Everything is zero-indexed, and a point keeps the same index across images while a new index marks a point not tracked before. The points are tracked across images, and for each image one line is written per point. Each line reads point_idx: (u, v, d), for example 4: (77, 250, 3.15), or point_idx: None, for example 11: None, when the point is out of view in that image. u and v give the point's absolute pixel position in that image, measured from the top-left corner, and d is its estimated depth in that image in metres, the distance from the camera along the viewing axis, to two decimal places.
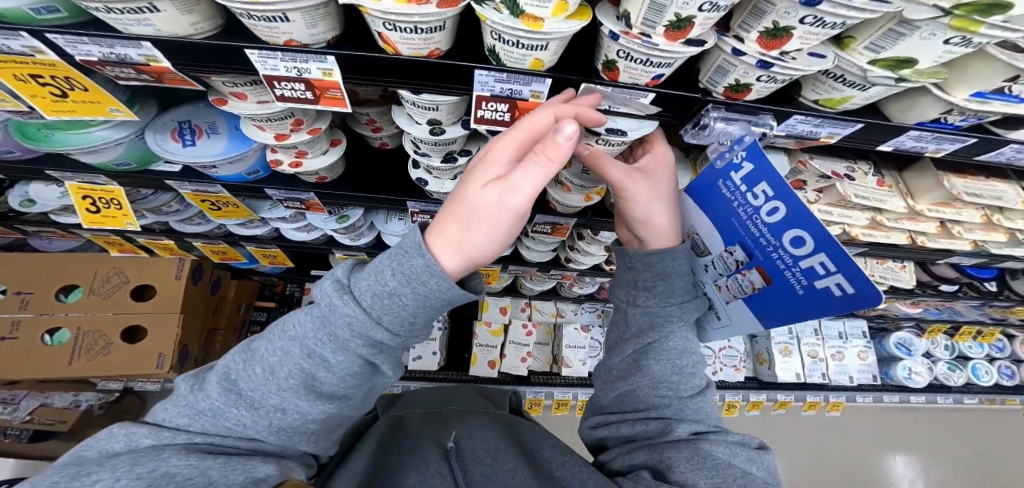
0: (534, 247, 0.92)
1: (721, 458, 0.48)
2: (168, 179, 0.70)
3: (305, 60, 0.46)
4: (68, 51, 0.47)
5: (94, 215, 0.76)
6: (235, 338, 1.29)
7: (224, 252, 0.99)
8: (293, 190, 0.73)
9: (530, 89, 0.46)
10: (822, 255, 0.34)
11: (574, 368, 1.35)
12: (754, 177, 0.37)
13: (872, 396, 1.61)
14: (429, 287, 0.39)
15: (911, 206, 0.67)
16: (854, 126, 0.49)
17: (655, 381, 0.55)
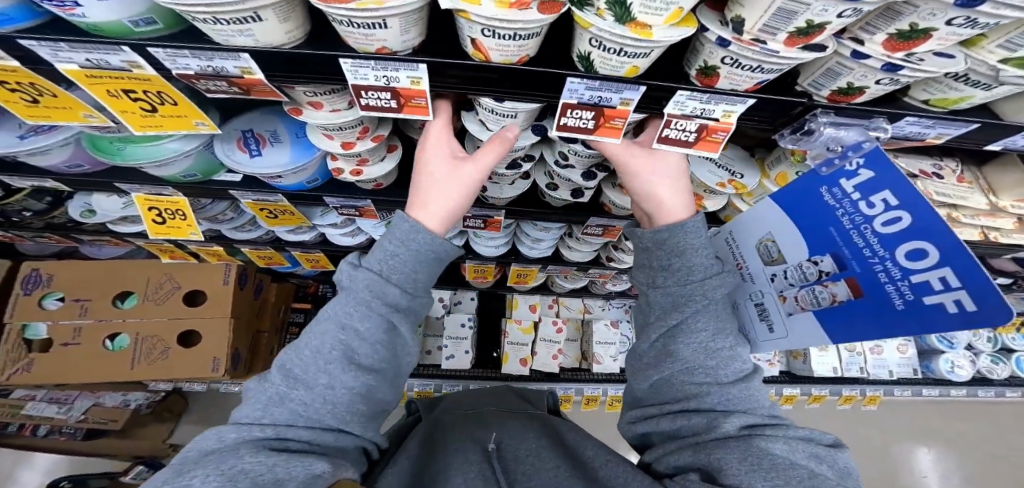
0: (576, 246, 1.03)
1: (781, 457, 0.44)
2: (232, 189, 0.72)
3: (395, 69, 0.47)
4: (166, 65, 0.48)
5: (160, 226, 0.79)
6: (276, 341, 1.35)
7: (270, 257, 1.06)
8: (350, 196, 0.75)
9: (621, 96, 0.49)
10: (945, 270, 0.37)
11: (605, 363, 1.42)
12: (873, 186, 0.41)
13: (910, 389, 1.66)
14: (418, 241, 0.56)
15: (994, 202, 0.75)
16: (969, 125, 0.54)
17: (690, 365, 0.55)
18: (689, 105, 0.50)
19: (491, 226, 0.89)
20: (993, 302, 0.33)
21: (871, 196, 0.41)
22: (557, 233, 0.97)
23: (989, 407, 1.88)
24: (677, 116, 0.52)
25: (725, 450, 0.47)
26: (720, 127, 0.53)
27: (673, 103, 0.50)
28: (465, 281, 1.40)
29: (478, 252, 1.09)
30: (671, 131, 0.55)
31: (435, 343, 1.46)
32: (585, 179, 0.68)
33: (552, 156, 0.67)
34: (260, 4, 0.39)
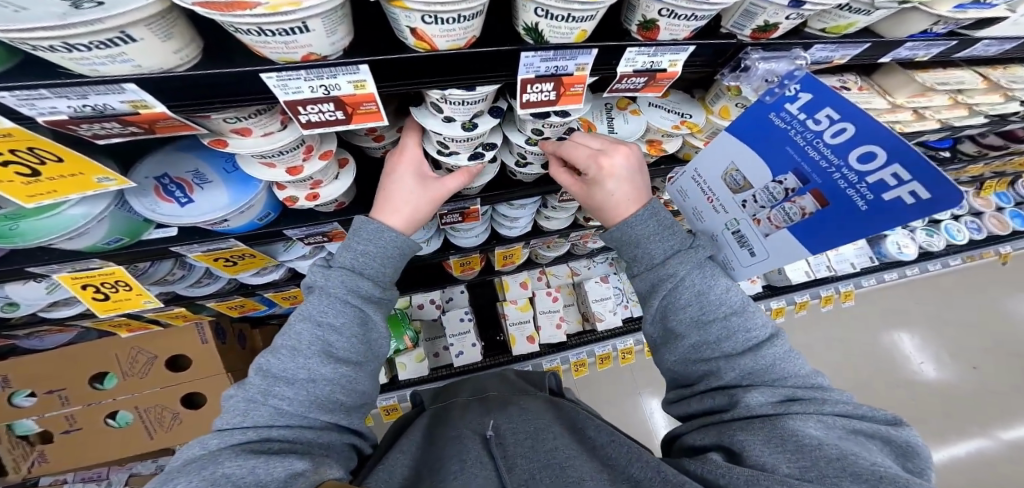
0: (554, 214, 1.03)
1: (806, 435, 0.47)
2: (175, 246, 0.64)
3: (333, 76, 0.40)
4: (23, 113, 0.36)
5: (105, 302, 0.70)
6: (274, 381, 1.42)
7: (241, 305, 0.98)
8: (314, 224, 0.70)
9: (576, 63, 0.48)
10: (896, 166, 0.39)
11: (607, 319, 1.46)
12: (815, 105, 0.43)
13: (874, 277, 1.87)
14: (387, 238, 0.62)
15: (892, 101, 0.79)
16: (863, 45, 0.58)
17: (660, 307, 0.62)
18: (639, 61, 0.50)
19: (469, 218, 0.87)
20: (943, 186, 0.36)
21: (815, 114, 0.43)
22: (534, 208, 0.97)
23: (936, 278, 2.14)
24: (631, 71, 0.52)
25: (749, 436, 0.49)
26: (667, 75, 0.54)
27: (625, 60, 0.50)
28: (453, 277, 1.38)
29: (457, 246, 1.07)
30: (623, 85, 0.54)
31: (440, 344, 1.46)
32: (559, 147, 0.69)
33: (521, 136, 0.67)
34: (127, 20, 0.30)
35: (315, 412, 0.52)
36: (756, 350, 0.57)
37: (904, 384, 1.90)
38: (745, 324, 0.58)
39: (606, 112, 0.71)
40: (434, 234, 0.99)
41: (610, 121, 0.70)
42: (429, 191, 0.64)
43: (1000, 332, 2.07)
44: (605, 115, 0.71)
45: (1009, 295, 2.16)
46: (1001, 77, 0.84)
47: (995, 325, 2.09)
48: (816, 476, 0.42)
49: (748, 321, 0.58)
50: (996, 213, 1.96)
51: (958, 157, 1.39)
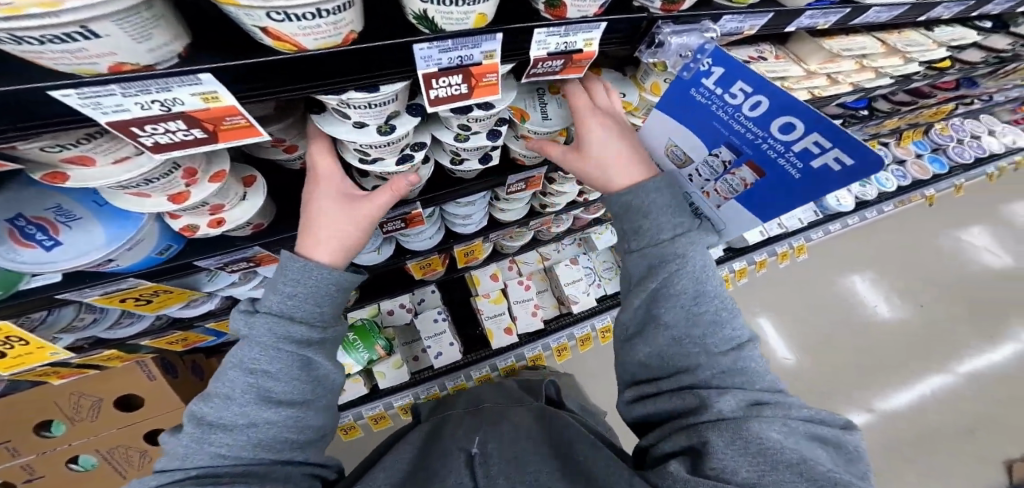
0: (508, 207, 1.01)
1: (770, 440, 0.47)
2: (63, 292, 0.59)
3: (170, 87, 0.35)
4: None
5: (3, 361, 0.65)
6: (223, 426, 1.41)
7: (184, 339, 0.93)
8: (230, 250, 0.68)
9: (481, 50, 0.44)
10: (815, 134, 0.44)
11: (581, 301, 1.47)
12: (727, 79, 0.46)
13: (819, 229, 1.90)
14: (319, 276, 0.55)
15: (807, 67, 0.77)
16: (767, 13, 0.58)
17: (653, 291, 0.59)
18: (551, 42, 0.47)
19: (412, 223, 0.83)
20: (862, 154, 0.41)
21: (729, 88, 0.46)
22: (483, 204, 0.94)
23: (868, 226, 2.30)
24: (545, 55, 0.48)
25: (714, 432, 0.50)
26: (584, 56, 0.51)
27: (535, 42, 0.46)
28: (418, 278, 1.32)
29: (411, 249, 1.04)
30: (540, 68, 0.50)
31: (418, 348, 1.43)
32: (494, 140, 0.65)
33: (449, 133, 0.63)
34: None
35: (262, 453, 0.48)
36: (739, 349, 0.57)
37: (863, 327, 2.02)
38: (732, 322, 0.59)
39: (536, 96, 0.68)
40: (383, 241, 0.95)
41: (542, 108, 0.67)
42: (358, 210, 0.59)
43: (937, 271, 2.24)
44: (535, 101, 0.68)
45: (935, 231, 2.36)
46: (898, 41, 0.86)
47: (929, 263, 2.26)
48: (774, 480, 0.44)
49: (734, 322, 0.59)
50: (917, 159, 2.00)
51: (875, 113, 1.40)
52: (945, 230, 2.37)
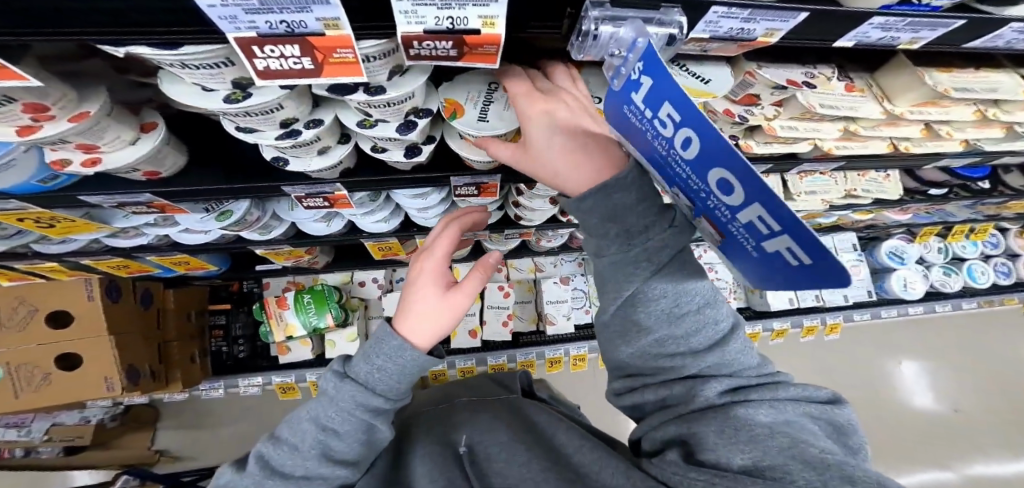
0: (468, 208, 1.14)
1: (760, 424, 0.50)
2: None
3: (301, 12, 0.38)
4: None
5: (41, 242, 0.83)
6: (195, 349, 1.71)
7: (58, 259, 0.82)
8: (119, 192, 0.73)
9: (476, 16, 0.43)
10: (757, 207, 0.30)
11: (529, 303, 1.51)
12: (656, 94, 0.35)
13: (871, 311, 2.28)
14: (408, 359, 0.62)
15: (891, 109, 0.76)
16: (799, 13, 0.45)
17: (627, 297, 0.57)
18: (427, 17, 0.42)
19: (336, 204, 0.92)
20: (819, 255, 0.27)
21: (658, 111, 0.36)
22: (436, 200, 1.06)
23: (875, 324, 2.72)
24: (421, 35, 0.44)
25: (703, 425, 0.53)
26: (484, 38, 0.45)
27: (401, 14, 0.41)
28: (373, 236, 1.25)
29: (365, 229, 1.21)
30: (421, 50, 0.47)
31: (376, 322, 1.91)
32: (404, 133, 0.66)
33: (356, 116, 0.65)
34: None
35: None
36: (723, 344, 0.58)
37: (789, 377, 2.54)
38: (713, 318, 0.59)
39: (483, 95, 0.69)
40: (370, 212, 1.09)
41: (483, 104, 0.69)
42: (451, 304, 0.62)
43: (900, 332, 2.71)
44: (479, 97, 0.69)
45: (936, 326, 2.75)
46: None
47: (907, 334, 2.72)
48: (767, 464, 0.46)
49: (712, 319, 0.58)
50: None
51: (999, 188, 1.47)
52: (942, 321, 2.76)
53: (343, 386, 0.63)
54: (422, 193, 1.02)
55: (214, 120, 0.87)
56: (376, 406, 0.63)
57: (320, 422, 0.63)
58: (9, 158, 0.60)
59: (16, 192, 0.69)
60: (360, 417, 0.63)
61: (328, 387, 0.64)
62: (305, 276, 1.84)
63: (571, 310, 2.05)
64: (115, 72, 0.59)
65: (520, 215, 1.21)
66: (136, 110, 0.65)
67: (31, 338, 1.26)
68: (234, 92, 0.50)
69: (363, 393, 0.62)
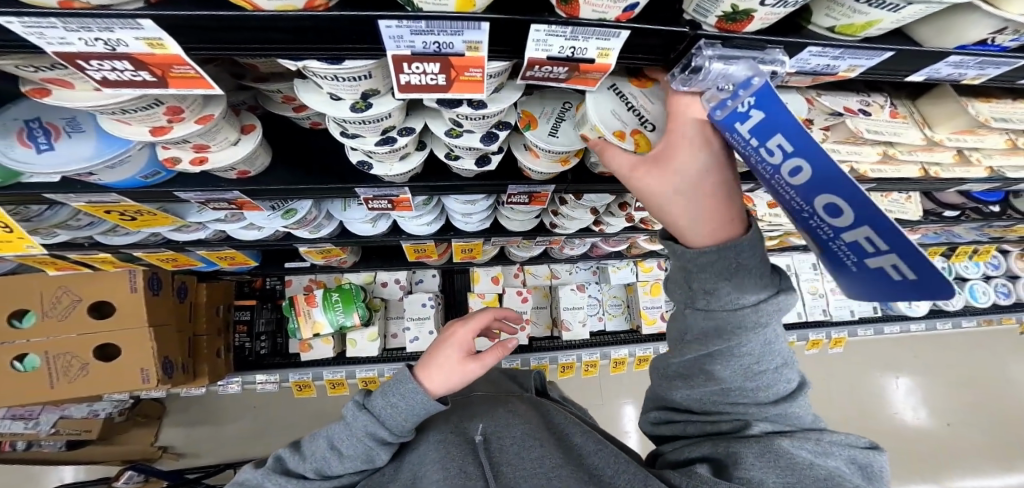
0: (511, 214, 1.20)
1: (799, 458, 0.56)
2: (51, 193, 0.75)
3: (454, 34, 0.43)
4: (41, 44, 0.40)
5: (135, 219, 0.92)
6: (220, 344, 1.71)
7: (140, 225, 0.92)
8: (213, 189, 0.80)
9: (595, 49, 0.47)
10: (866, 230, 0.34)
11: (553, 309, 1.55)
12: (766, 126, 0.38)
13: (875, 326, 2.36)
14: (422, 402, 0.71)
15: (931, 135, 0.83)
16: (883, 53, 0.52)
17: (710, 352, 0.59)
18: (553, 44, 0.46)
19: (396, 206, 0.97)
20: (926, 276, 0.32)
21: (767, 141, 0.39)
22: (483, 206, 1.11)
23: (876, 340, 2.80)
24: (543, 59, 0.48)
25: (744, 446, 0.58)
26: (596, 66, 0.50)
27: (534, 42, 0.46)
28: (413, 238, 1.29)
29: (409, 231, 1.26)
30: (537, 73, 0.52)
31: (398, 325, 1.94)
32: (487, 143, 0.72)
33: (443, 126, 0.70)
34: None
35: None
36: (787, 400, 0.64)
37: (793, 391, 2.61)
38: (787, 377, 0.63)
39: (557, 111, 0.74)
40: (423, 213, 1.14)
41: (556, 118, 0.74)
42: (466, 367, 0.72)
43: (902, 348, 2.80)
44: (553, 112, 0.74)
45: (934, 345, 2.83)
46: None
47: (908, 350, 2.80)
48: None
49: (780, 376, 0.62)
50: None
51: (1007, 212, 1.56)
52: (941, 340, 2.84)
53: (359, 414, 0.72)
54: (473, 199, 1.07)
55: (291, 123, 0.92)
56: (382, 436, 0.72)
57: (331, 442, 0.74)
58: (128, 154, 0.67)
59: (120, 186, 0.76)
60: (366, 445, 0.72)
61: (347, 414, 0.74)
62: (329, 275, 1.85)
63: (586, 317, 2.10)
64: (229, 76, 0.68)
65: (556, 223, 1.26)
66: (237, 112, 0.74)
67: (74, 328, 1.28)
68: (358, 101, 0.57)
69: (375, 424, 0.71)
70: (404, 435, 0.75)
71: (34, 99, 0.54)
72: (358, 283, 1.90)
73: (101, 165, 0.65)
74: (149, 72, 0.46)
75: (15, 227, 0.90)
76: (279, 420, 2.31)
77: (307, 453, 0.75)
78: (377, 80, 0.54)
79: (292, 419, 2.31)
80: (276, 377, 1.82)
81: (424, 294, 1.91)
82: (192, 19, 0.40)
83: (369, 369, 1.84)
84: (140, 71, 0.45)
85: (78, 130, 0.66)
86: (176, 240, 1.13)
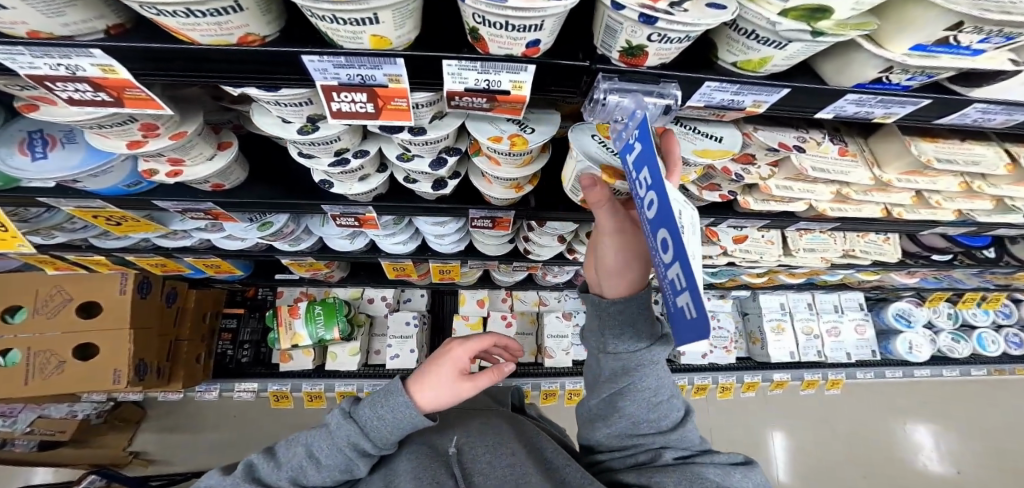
0: (483, 238, 1.23)
1: (706, 477, 0.65)
2: (41, 197, 0.81)
3: (375, 67, 0.48)
4: (11, 66, 0.46)
5: (120, 225, 0.98)
6: (200, 349, 1.74)
7: (128, 226, 0.98)
8: (187, 199, 0.85)
9: (509, 81, 0.51)
10: (677, 265, 0.34)
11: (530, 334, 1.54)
12: (641, 157, 0.41)
13: (876, 370, 2.27)
14: (402, 411, 0.70)
15: (878, 174, 0.83)
16: (780, 90, 0.54)
17: (619, 389, 0.72)
18: (468, 76, 0.50)
19: (363, 224, 1.01)
20: (698, 312, 0.29)
21: (640, 173, 0.41)
22: (455, 228, 1.14)
23: (882, 385, 2.69)
24: (463, 88, 0.52)
25: (665, 476, 0.65)
26: (514, 97, 0.54)
27: (450, 75, 0.50)
28: (390, 256, 1.32)
29: (387, 250, 1.29)
30: (462, 102, 0.55)
31: (381, 344, 1.95)
32: (437, 167, 0.75)
33: (395, 150, 0.74)
34: None
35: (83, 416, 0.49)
36: (682, 426, 0.74)
37: (789, 433, 2.52)
38: (676, 405, 0.75)
39: None
40: (398, 232, 1.18)
41: None
42: (461, 385, 0.70)
43: (908, 396, 2.68)
44: None
45: (944, 395, 2.70)
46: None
47: (916, 398, 2.68)
48: None
49: (672, 406, 0.74)
50: None
51: (1002, 257, 1.51)
52: (947, 389, 2.72)
53: (343, 422, 0.73)
54: (442, 221, 1.11)
55: (273, 142, 0.98)
56: (364, 447, 0.73)
57: (310, 449, 0.74)
58: (110, 166, 0.73)
59: (105, 193, 0.81)
60: (347, 455, 0.72)
61: (332, 423, 0.74)
62: (318, 288, 1.89)
63: (571, 345, 2.09)
64: (211, 98, 0.72)
65: (529, 249, 1.29)
66: (217, 130, 0.80)
67: (58, 326, 1.33)
68: (305, 124, 0.61)
69: (358, 435, 0.71)
70: (386, 449, 0.75)
71: (25, 114, 0.60)
72: (344, 298, 1.94)
73: (84, 174, 0.71)
74: (107, 93, 0.51)
75: (11, 227, 0.95)
76: (259, 432, 2.32)
77: (282, 460, 0.75)
78: (321, 106, 0.59)
79: (270, 433, 2.31)
80: (256, 387, 1.84)
81: (409, 312, 1.94)
82: (140, 49, 0.46)
83: (347, 385, 1.85)
84: (99, 92, 0.50)
85: (72, 142, 0.72)
86: (163, 246, 1.19)
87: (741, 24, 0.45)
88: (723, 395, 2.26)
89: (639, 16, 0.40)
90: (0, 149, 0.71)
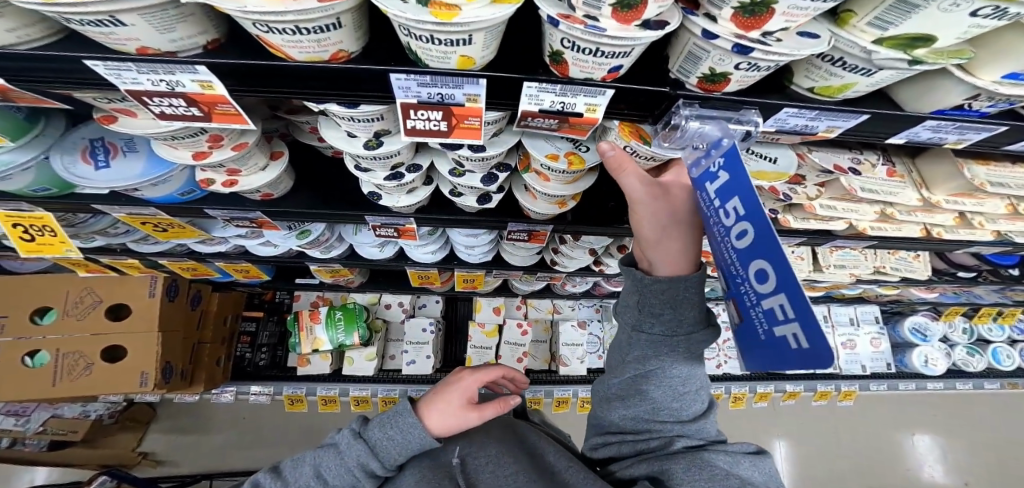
0: (513, 250, 1.24)
1: (718, 466, 0.62)
2: (96, 203, 0.82)
3: (459, 87, 0.49)
4: (111, 80, 0.47)
5: (164, 232, 0.99)
6: (220, 352, 1.74)
7: (172, 231, 0.99)
8: (236, 208, 0.86)
9: (584, 104, 0.52)
10: (782, 298, 0.38)
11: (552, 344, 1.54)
12: (727, 185, 0.43)
13: (891, 383, 2.27)
14: (413, 433, 0.73)
15: (928, 196, 0.85)
16: (859, 116, 0.56)
17: (645, 371, 0.71)
18: (544, 99, 0.51)
19: (402, 235, 1.02)
20: (812, 345, 0.35)
21: (726, 203, 0.43)
22: (486, 240, 1.15)
23: (894, 399, 2.68)
24: (538, 109, 0.53)
25: (673, 464, 0.64)
26: (586, 119, 0.55)
27: (527, 96, 0.51)
28: (415, 264, 1.32)
29: (415, 258, 1.28)
30: (534, 125, 0.57)
31: (398, 349, 1.95)
32: (487, 183, 0.76)
33: (448, 165, 0.75)
34: (113, 8, 0.36)
35: None
36: (702, 416, 0.72)
37: (800, 444, 2.51)
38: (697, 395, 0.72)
39: None
40: (432, 241, 1.19)
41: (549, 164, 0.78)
42: (467, 414, 0.74)
43: (921, 410, 2.67)
44: None
45: (958, 411, 2.69)
46: None
47: (929, 412, 2.67)
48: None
49: (697, 397, 0.72)
50: None
51: None
52: (960, 404, 2.71)
53: (354, 443, 0.75)
54: (475, 233, 1.12)
55: (316, 152, 0.99)
56: (372, 469, 0.74)
57: (317, 470, 0.75)
58: (170, 175, 0.74)
59: (156, 200, 0.82)
60: (356, 475, 0.74)
61: (342, 442, 0.76)
62: (335, 293, 1.90)
63: (586, 354, 2.09)
64: (266, 108, 0.73)
65: (556, 261, 1.30)
66: (269, 139, 0.80)
67: (90, 328, 1.34)
68: (371, 140, 0.62)
69: (368, 455, 0.73)
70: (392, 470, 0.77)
71: (103, 125, 0.61)
72: (363, 303, 1.95)
73: (147, 183, 0.72)
74: (199, 108, 0.52)
75: (59, 232, 0.95)
76: (269, 435, 2.31)
77: (289, 480, 0.74)
78: (389, 122, 0.60)
79: (280, 436, 2.30)
80: (270, 390, 1.84)
81: (426, 319, 1.94)
82: (238, 68, 0.47)
83: (363, 389, 1.85)
84: (191, 107, 0.52)
85: (133, 150, 0.73)
86: (198, 251, 1.19)
87: (826, 56, 0.48)
88: (736, 405, 2.26)
89: (733, 46, 0.42)
90: (65, 157, 0.72)
